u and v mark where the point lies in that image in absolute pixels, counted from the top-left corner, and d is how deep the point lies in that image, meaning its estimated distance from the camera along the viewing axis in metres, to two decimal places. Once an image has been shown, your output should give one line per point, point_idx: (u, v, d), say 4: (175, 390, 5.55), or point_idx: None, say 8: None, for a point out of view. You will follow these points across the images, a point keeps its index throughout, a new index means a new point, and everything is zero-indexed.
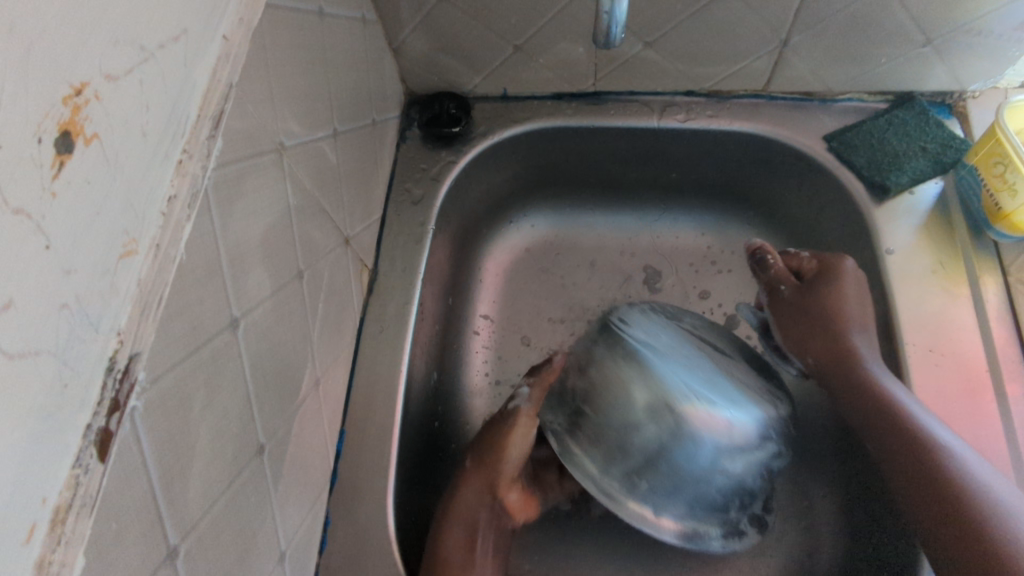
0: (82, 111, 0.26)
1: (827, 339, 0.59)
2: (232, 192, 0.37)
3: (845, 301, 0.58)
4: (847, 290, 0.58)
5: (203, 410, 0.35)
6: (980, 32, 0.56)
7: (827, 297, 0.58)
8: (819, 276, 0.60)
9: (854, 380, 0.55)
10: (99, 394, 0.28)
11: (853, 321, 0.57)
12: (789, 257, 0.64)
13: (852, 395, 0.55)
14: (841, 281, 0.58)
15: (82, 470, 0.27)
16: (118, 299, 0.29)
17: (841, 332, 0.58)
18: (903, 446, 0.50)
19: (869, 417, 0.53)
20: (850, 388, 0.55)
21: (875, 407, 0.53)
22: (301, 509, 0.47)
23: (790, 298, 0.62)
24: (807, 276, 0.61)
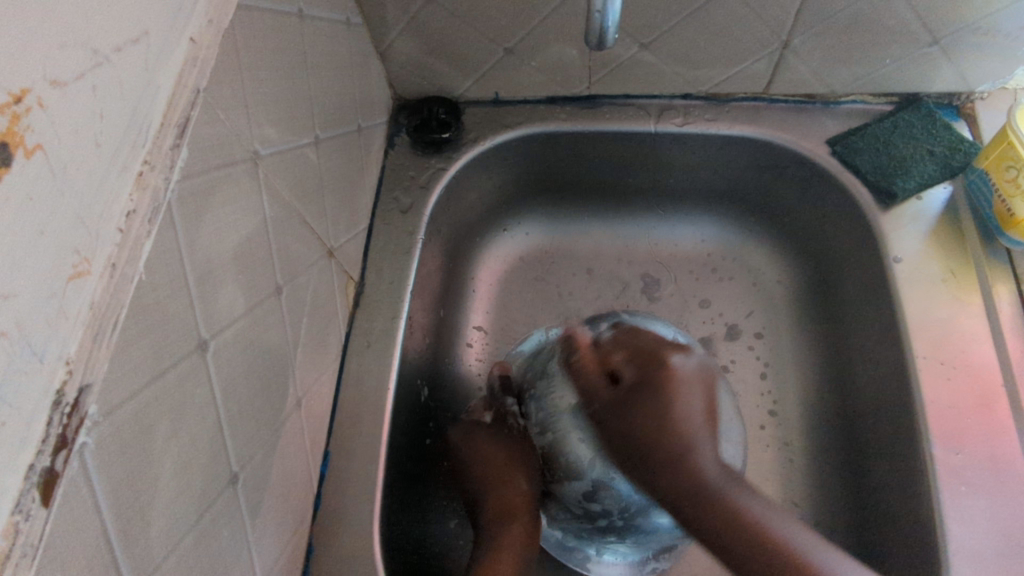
0: (21, 119, 0.24)
1: (656, 447, 0.49)
2: (199, 206, 0.35)
3: (676, 408, 0.50)
4: (683, 394, 0.51)
5: (167, 440, 0.32)
6: (989, 31, 0.54)
7: (657, 405, 0.50)
8: (645, 381, 0.51)
9: (686, 487, 0.48)
10: (44, 430, 0.25)
11: (694, 424, 0.50)
12: (602, 351, 0.54)
13: (676, 496, 0.49)
14: (674, 389, 0.51)
15: (24, 516, 0.24)
16: (67, 325, 0.26)
17: (682, 435, 0.49)
18: (726, 538, 0.47)
19: (699, 521, 0.48)
20: (684, 502, 0.49)
21: (674, 492, 0.49)
22: (281, 537, 0.45)
23: (597, 412, 0.53)
24: (625, 380, 0.52)
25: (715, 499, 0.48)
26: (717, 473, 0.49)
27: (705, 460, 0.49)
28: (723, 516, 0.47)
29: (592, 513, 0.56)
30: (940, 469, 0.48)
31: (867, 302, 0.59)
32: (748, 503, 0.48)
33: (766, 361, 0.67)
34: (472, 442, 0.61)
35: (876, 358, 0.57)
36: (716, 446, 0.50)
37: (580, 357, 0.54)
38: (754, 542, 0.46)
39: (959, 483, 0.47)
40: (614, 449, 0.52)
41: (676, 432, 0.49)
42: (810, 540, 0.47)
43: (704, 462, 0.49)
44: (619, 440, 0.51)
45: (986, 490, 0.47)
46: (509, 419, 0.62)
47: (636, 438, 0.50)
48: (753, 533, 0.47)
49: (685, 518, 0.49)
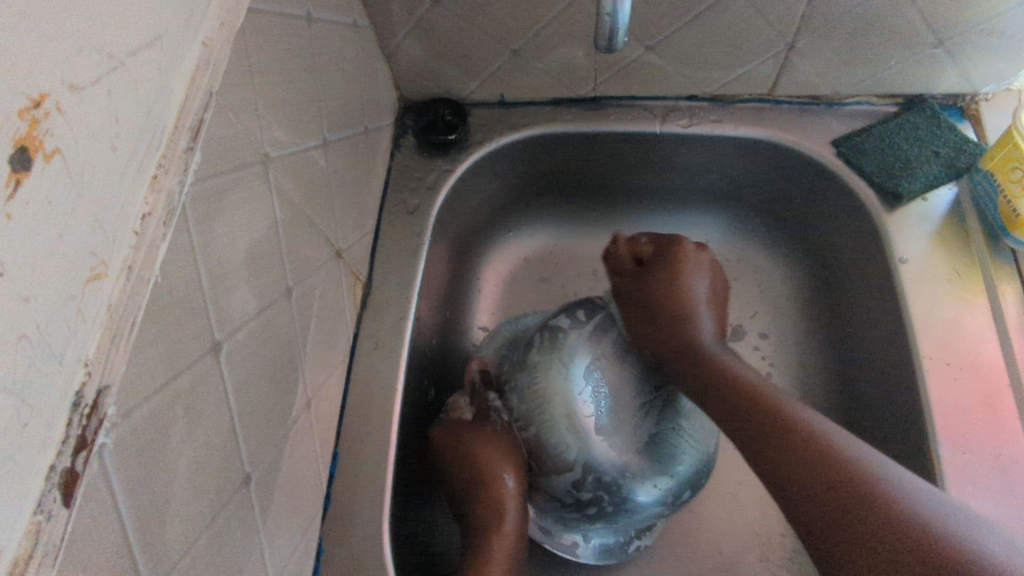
0: (41, 124, 0.24)
1: (671, 330, 0.55)
2: (212, 207, 0.35)
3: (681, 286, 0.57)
4: (693, 277, 0.58)
5: (182, 442, 0.32)
6: (994, 33, 0.54)
7: (663, 285, 0.57)
8: (660, 259, 0.59)
9: (704, 373, 0.52)
10: (64, 432, 0.25)
11: (698, 297, 0.57)
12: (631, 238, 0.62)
13: (672, 358, 0.55)
14: (685, 265, 0.58)
15: (45, 517, 0.24)
16: (85, 328, 0.26)
17: (688, 301, 0.56)
18: (746, 428, 0.45)
19: (745, 423, 0.46)
20: (709, 397, 0.50)
21: (755, 423, 0.45)
22: (292, 538, 0.45)
23: (621, 285, 0.60)
24: (647, 261, 0.60)
25: (783, 422, 0.44)
26: (712, 343, 0.54)
27: (704, 337, 0.55)
28: (775, 416, 0.44)
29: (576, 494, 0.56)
30: (946, 470, 0.48)
31: (872, 302, 0.59)
32: (751, 379, 0.49)
33: (771, 361, 0.67)
34: (457, 440, 0.58)
35: (882, 359, 0.57)
36: (717, 326, 0.56)
37: (613, 246, 0.62)
38: (760, 406, 0.46)
39: (967, 483, 0.47)
40: (637, 313, 0.57)
41: (670, 312, 0.56)
42: (842, 437, 0.42)
43: (697, 329, 0.55)
44: (663, 294, 0.57)
45: (994, 491, 0.47)
46: (493, 415, 0.59)
47: (649, 306, 0.57)
48: (820, 456, 0.40)
49: (700, 390, 0.51)
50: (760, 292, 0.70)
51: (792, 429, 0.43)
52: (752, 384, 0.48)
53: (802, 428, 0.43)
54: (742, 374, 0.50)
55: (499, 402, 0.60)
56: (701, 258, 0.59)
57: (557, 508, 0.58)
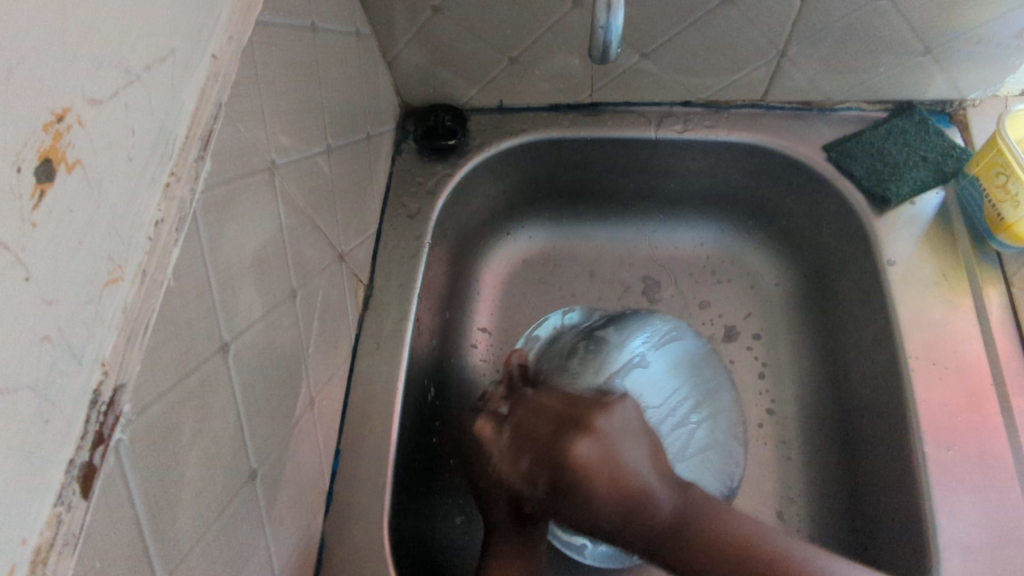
0: (63, 137, 0.26)
1: (569, 466, 0.47)
2: (222, 214, 0.37)
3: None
4: (582, 440, 0.48)
5: (193, 438, 0.34)
6: (980, 41, 0.55)
7: (594, 417, 0.50)
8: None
9: (592, 512, 0.47)
10: (83, 427, 0.27)
11: (628, 427, 0.51)
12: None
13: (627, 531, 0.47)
14: (586, 432, 0.49)
15: (65, 507, 0.26)
16: (102, 329, 0.28)
17: (616, 466, 0.47)
18: (694, 545, 0.46)
19: (665, 549, 0.46)
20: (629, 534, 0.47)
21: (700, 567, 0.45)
22: (296, 532, 0.46)
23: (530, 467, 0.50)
24: (555, 430, 0.50)
25: (735, 538, 0.46)
26: (651, 475, 0.48)
27: (652, 478, 0.48)
28: (740, 559, 0.44)
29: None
30: (931, 467, 0.50)
31: (862, 304, 0.60)
32: (715, 521, 0.46)
33: (765, 361, 0.69)
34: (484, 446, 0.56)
35: (870, 359, 0.59)
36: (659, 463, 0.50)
37: (489, 436, 0.53)
38: (729, 551, 0.45)
39: (949, 478, 0.49)
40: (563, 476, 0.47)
41: (602, 479, 0.47)
42: (781, 544, 0.45)
43: (648, 493, 0.47)
44: (583, 489, 0.47)
45: (975, 486, 0.48)
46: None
47: (559, 467, 0.47)
48: (735, 562, 0.44)
49: (667, 521, 0.47)
50: (755, 294, 0.71)
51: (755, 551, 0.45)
52: (712, 506, 0.47)
53: (722, 544, 0.45)
54: (647, 480, 0.48)
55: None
56: (606, 433, 0.49)
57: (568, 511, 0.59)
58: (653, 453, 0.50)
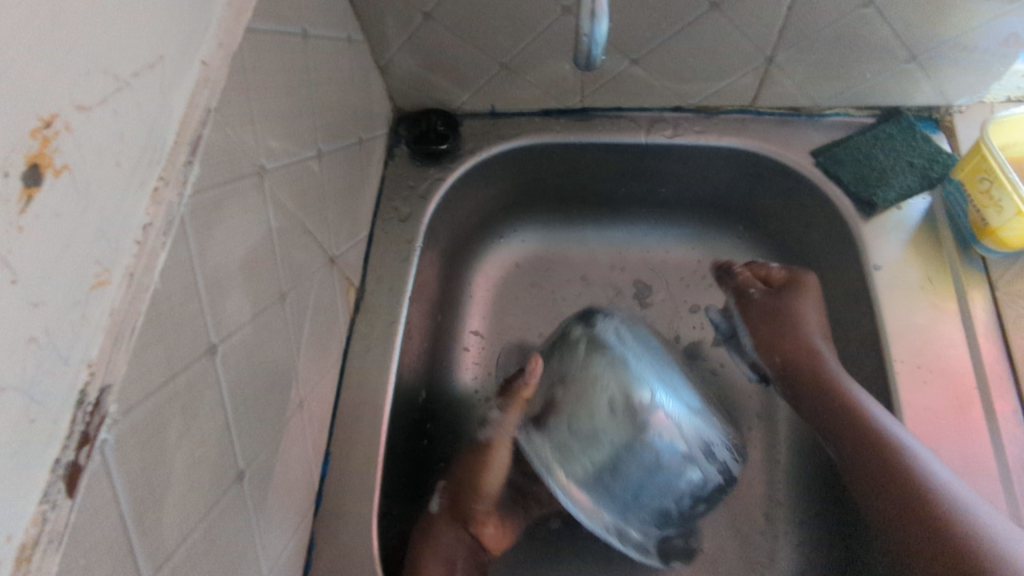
0: (51, 142, 0.26)
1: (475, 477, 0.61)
2: (210, 218, 0.37)
3: (801, 315, 0.62)
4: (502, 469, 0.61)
5: (179, 439, 0.34)
6: (965, 48, 0.56)
7: (790, 304, 0.63)
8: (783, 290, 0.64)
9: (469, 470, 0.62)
10: (69, 428, 0.27)
11: (811, 323, 0.62)
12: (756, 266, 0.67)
13: (811, 401, 0.59)
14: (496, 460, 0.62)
15: (50, 506, 0.26)
16: (88, 331, 0.29)
17: (809, 352, 0.61)
18: (852, 443, 0.53)
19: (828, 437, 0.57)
20: (795, 377, 0.61)
21: (841, 423, 0.54)
22: (285, 533, 0.47)
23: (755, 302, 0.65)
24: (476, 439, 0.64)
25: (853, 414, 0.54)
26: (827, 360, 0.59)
27: (816, 346, 0.61)
28: (848, 414, 0.54)
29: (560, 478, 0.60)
30: None
31: (849, 307, 0.61)
32: (852, 394, 0.55)
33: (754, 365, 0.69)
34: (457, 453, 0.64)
35: (857, 362, 0.59)
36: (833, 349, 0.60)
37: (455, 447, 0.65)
38: (851, 420, 0.53)
39: None
40: (775, 341, 0.63)
41: (794, 339, 0.62)
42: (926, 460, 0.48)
43: (813, 360, 0.60)
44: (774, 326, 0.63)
45: None
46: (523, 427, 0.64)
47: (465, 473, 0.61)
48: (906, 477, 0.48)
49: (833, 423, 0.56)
50: None
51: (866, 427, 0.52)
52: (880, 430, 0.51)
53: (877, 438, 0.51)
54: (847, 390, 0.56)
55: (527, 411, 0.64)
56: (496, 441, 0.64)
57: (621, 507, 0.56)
58: (827, 339, 0.61)
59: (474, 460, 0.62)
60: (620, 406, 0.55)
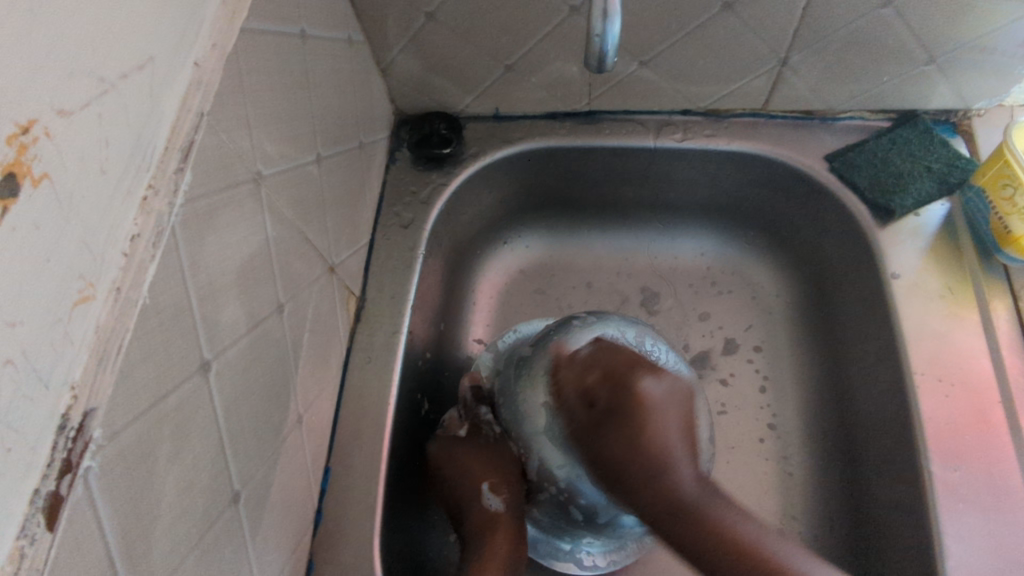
0: (29, 149, 0.24)
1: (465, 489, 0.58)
2: (203, 228, 0.35)
3: (664, 419, 0.47)
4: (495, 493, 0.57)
5: (170, 463, 0.32)
6: (986, 49, 0.54)
7: (647, 419, 0.47)
8: (617, 405, 0.47)
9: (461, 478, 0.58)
10: (49, 456, 0.25)
11: (675, 441, 0.47)
12: (581, 363, 0.50)
13: (676, 539, 0.47)
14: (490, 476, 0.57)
15: (28, 541, 0.24)
16: (71, 350, 0.27)
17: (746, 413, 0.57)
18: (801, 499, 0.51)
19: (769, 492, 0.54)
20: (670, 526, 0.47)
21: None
22: (282, 554, 0.45)
23: (576, 432, 0.49)
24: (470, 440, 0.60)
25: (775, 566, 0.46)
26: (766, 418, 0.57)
27: (684, 483, 0.47)
28: (754, 565, 0.46)
29: (567, 509, 0.55)
30: (938, 487, 0.48)
31: (865, 317, 0.59)
32: (734, 522, 0.47)
33: (765, 375, 0.67)
34: (451, 457, 0.60)
35: (873, 373, 0.57)
36: (693, 458, 0.48)
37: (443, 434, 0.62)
38: (738, 554, 0.46)
39: (957, 499, 0.48)
40: (600, 469, 0.49)
41: (644, 462, 0.47)
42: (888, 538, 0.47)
43: (683, 482, 0.47)
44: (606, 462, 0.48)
45: (982, 507, 0.47)
46: (486, 428, 0.61)
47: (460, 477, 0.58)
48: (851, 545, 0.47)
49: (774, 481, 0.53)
50: (755, 306, 0.70)
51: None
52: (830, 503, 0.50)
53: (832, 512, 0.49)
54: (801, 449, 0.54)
55: (491, 415, 0.61)
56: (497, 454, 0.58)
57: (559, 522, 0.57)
58: (691, 450, 0.49)
59: (463, 459, 0.59)
60: (591, 460, 0.52)
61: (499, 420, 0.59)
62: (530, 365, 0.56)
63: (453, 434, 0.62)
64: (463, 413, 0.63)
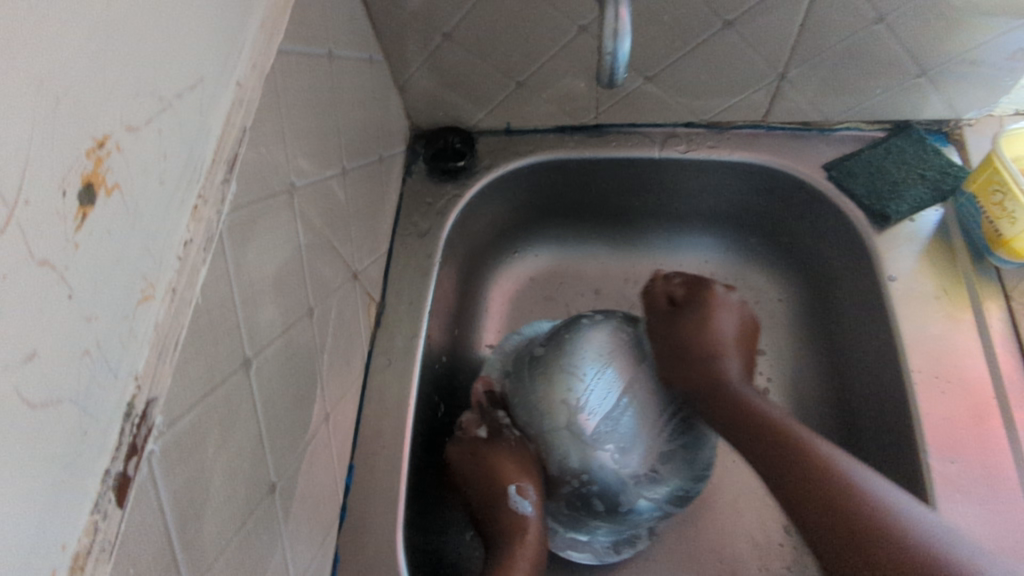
0: (104, 162, 0.27)
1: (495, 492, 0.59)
2: (245, 235, 0.38)
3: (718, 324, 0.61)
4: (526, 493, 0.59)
5: (218, 451, 0.35)
6: (974, 62, 0.57)
7: (697, 323, 0.61)
8: (693, 301, 0.63)
9: (489, 482, 0.60)
10: (118, 439, 0.28)
11: (727, 334, 0.61)
12: (666, 280, 0.65)
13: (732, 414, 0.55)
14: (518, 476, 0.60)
15: (101, 516, 0.27)
16: (135, 344, 0.29)
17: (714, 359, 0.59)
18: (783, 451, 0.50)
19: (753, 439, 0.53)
20: (716, 402, 0.57)
21: (801, 480, 0.48)
22: (311, 546, 0.47)
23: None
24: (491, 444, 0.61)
25: (818, 463, 0.48)
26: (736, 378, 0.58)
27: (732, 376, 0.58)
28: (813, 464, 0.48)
29: (589, 501, 0.59)
30: (937, 479, 0.50)
31: (864, 318, 0.61)
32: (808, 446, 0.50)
33: (770, 377, 0.69)
34: (475, 458, 0.61)
35: (873, 373, 0.60)
36: (743, 366, 0.60)
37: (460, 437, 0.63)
38: (812, 470, 0.48)
39: (955, 491, 0.50)
40: (670, 347, 0.60)
41: (701, 366, 0.58)
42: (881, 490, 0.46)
43: (727, 375, 0.58)
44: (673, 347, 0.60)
45: (979, 498, 0.49)
46: (505, 432, 0.62)
47: (487, 480, 0.60)
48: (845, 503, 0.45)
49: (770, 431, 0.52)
50: (759, 310, 0.72)
51: (834, 472, 0.47)
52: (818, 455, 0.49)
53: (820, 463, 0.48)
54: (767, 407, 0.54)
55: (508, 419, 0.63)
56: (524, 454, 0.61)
57: (577, 512, 0.60)
58: (742, 361, 0.61)
59: (487, 463, 0.60)
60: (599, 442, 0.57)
61: (519, 423, 0.62)
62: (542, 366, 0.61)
63: (473, 439, 0.62)
64: (478, 416, 0.64)
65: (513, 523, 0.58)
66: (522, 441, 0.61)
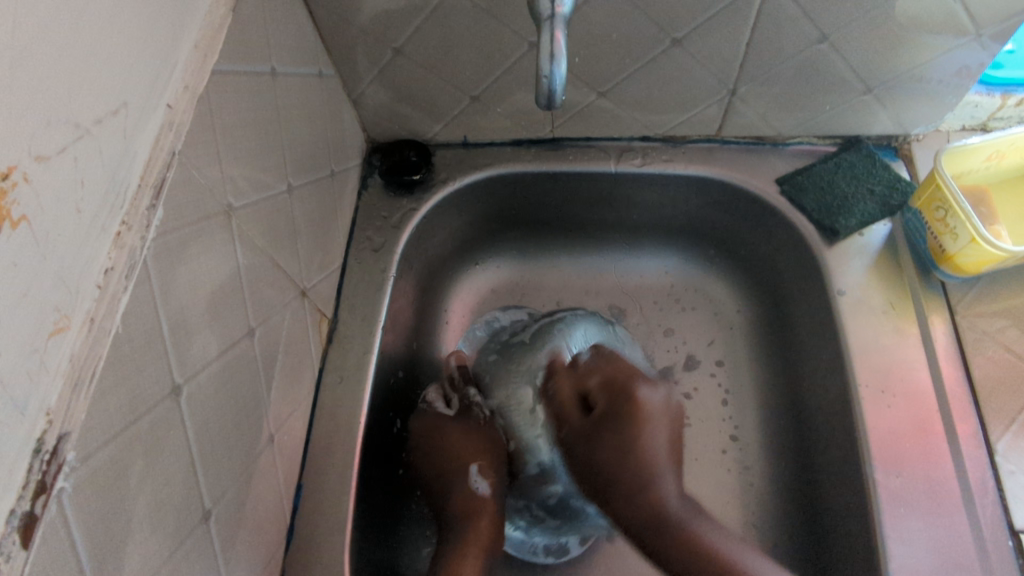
0: (8, 194, 0.26)
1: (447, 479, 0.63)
2: (174, 259, 0.37)
3: (648, 442, 0.56)
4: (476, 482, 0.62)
5: (141, 482, 0.34)
6: (920, 79, 0.58)
7: (630, 436, 0.55)
8: (615, 413, 0.57)
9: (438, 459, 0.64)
10: (25, 477, 0.27)
11: (659, 454, 0.56)
12: (579, 372, 0.61)
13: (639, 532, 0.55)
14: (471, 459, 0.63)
15: (5, 558, 0.26)
16: (47, 378, 0.29)
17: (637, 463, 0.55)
18: (675, 561, 0.54)
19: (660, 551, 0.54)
20: (653, 532, 0.54)
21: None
22: (253, 570, 0.47)
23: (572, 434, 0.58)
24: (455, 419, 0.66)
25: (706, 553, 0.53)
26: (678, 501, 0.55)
27: (669, 490, 0.55)
28: (697, 548, 0.53)
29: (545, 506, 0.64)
30: (881, 492, 0.51)
31: (815, 331, 0.62)
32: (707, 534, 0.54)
33: (726, 388, 0.70)
34: (433, 436, 0.65)
35: (824, 384, 0.60)
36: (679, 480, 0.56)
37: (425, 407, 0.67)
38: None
39: (899, 505, 0.51)
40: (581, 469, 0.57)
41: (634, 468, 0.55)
42: None
43: (663, 492, 0.55)
44: (585, 466, 0.57)
45: (922, 512, 0.50)
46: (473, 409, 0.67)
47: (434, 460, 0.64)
48: None
49: (648, 518, 0.54)
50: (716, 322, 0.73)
51: None
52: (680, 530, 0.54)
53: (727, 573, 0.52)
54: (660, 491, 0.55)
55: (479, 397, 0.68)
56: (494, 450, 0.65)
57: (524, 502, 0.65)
58: (674, 469, 0.57)
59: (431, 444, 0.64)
60: None
61: (489, 404, 0.66)
62: (517, 356, 0.67)
63: (434, 408, 0.67)
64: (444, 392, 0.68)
65: (473, 495, 0.62)
66: (490, 427, 0.66)
